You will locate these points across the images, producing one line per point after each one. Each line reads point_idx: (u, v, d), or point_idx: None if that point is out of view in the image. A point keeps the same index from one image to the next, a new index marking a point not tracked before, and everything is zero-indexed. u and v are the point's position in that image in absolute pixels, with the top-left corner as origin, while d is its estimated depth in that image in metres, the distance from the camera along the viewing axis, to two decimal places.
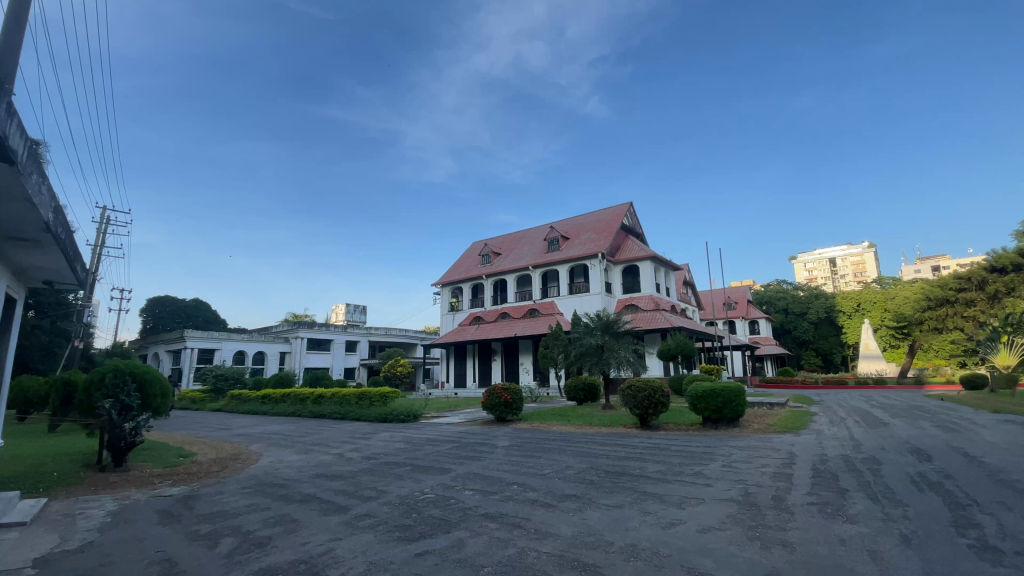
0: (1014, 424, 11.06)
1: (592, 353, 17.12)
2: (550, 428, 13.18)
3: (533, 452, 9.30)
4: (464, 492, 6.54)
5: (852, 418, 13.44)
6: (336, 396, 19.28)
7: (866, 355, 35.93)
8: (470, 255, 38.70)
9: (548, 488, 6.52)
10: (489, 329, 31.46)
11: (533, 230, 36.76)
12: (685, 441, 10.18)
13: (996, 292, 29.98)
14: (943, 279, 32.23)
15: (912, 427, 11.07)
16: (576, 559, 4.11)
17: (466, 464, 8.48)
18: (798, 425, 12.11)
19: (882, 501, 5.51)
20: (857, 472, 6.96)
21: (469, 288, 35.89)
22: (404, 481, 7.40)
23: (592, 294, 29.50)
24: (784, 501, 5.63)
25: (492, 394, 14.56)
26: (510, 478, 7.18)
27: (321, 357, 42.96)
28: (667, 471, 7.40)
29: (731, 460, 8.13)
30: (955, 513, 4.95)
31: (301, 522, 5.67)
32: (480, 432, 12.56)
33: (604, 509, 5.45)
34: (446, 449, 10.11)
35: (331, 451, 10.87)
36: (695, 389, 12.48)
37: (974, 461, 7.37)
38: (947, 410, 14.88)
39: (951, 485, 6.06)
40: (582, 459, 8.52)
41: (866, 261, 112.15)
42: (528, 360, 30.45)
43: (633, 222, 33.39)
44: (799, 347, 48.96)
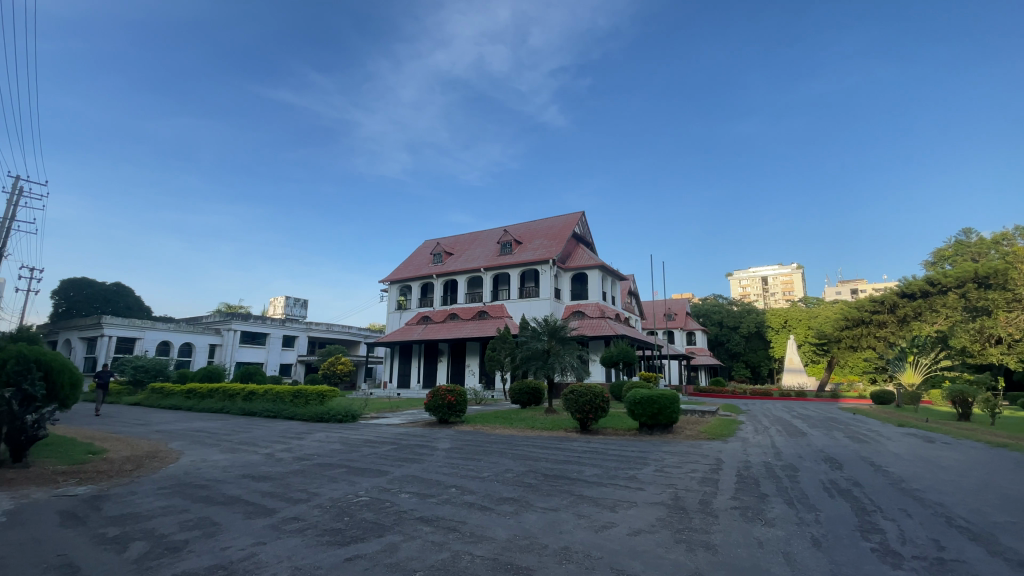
0: (915, 437, 12.17)
1: (538, 357, 17.31)
2: (492, 431, 13.15)
3: (473, 455, 9.26)
4: (399, 495, 6.39)
5: (775, 427, 14.32)
6: (270, 393, 18.35)
7: (790, 368, 38.38)
8: (421, 253, 38.08)
9: (485, 491, 6.50)
10: (437, 329, 31.12)
11: (486, 232, 36.67)
12: (621, 445, 10.47)
13: (905, 315, 33.04)
14: (861, 301, 35.18)
15: (827, 437, 11.96)
16: (510, 562, 4.12)
17: (404, 466, 8.31)
18: (727, 433, 12.81)
19: (797, 506, 5.91)
20: (777, 478, 7.43)
21: (418, 286, 35.32)
22: (338, 483, 7.15)
23: (542, 299, 29.89)
24: (710, 505, 5.91)
25: (436, 395, 14.38)
26: (447, 481, 7.12)
27: (255, 351, 40.84)
28: (603, 475, 7.58)
29: (664, 465, 8.45)
30: (861, 518, 5.38)
31: (223, 526, 5.34)
32: (421, 433, 12.39)
33: (540, 512, 5.51)
34: (384, 451, 9.85)
35: (261, 450, 10.33)
36: (633, 396, 12.89)
37: (879, 471, 8.07)
38: (858, 422, 16.19)
39: (858, 492, 6.60)
40: (522, 462, 8.57)
41: (795, 281, 119.86)
42: (475, 362, 30.39)
43: (585, 231, 34.08)
44: (731, 359, 51.71)
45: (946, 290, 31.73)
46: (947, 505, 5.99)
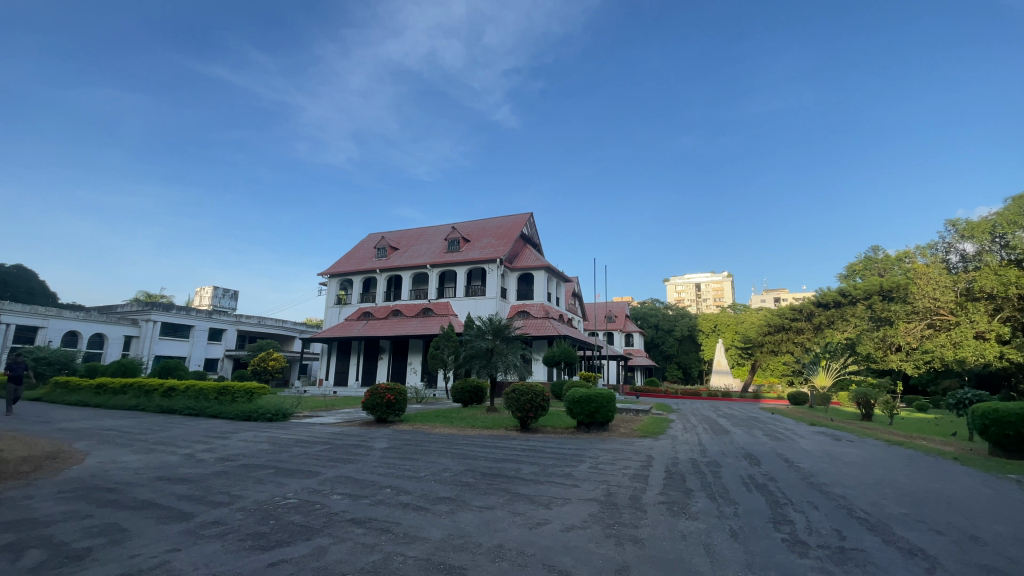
0: (824, 436, 13.24)
1: (481, 356, 17.31)
2: (431, 430, 12.98)
3: (410, 454, 9.13)
4: (331, 497, 6.18)
5: (703, 426, 15.13)
6: (191, 389, 17.16)
7: (718, 370, 40.55)
8: (364, 246, 36.95)
9: (422, 491, 6.42)
10: (378, 326, 30.36)
11: (433, 228, 36.18)
12: (559, 443, 10.67)
13: (820, 323, 36.34)
14: (782, 309, 38.18)
15: (747, 435, 12.81)
16: (443, 562, 4.09)
17: (338, 467, 8.03)
18: (658, 430, 13.42)
19: (718, 500, 6.29)
20: (701, 474, 7.88)
21: (360, 281, 34.26)
22: (264, 485, 6.81)
23: (488, 298, 29.88)
24: (639, 500, 6.16)
25: (374, 394, 14.01)
26: (383, 481, 6.97)
27: (177, 344, 38.01)
28: (540, 472, 7.70)
29: (598, 462, 8.72)
30: (774, 511, 5.81)
31: (133, 532, 4.93)
32: (357, 433, 12.04)
33: (475, 511, 5.51)
34: (317, 452, 9.48)
35: (180, 451, 9.62)
36: (572, 394, 13.19)
37: (792, 466, 8.75)
38: (776, 422, 17.41)
39: (773, 487, 7.11)
40: (460, 461, 8.54)
41: (725, 289, 127.14)
42: (417, 360, 29.90)
43: (533, 232, 34.40)
44: (665, 361, 54.02)
45: (855, 301, 35.32)
46: (850, 497, 6.59)
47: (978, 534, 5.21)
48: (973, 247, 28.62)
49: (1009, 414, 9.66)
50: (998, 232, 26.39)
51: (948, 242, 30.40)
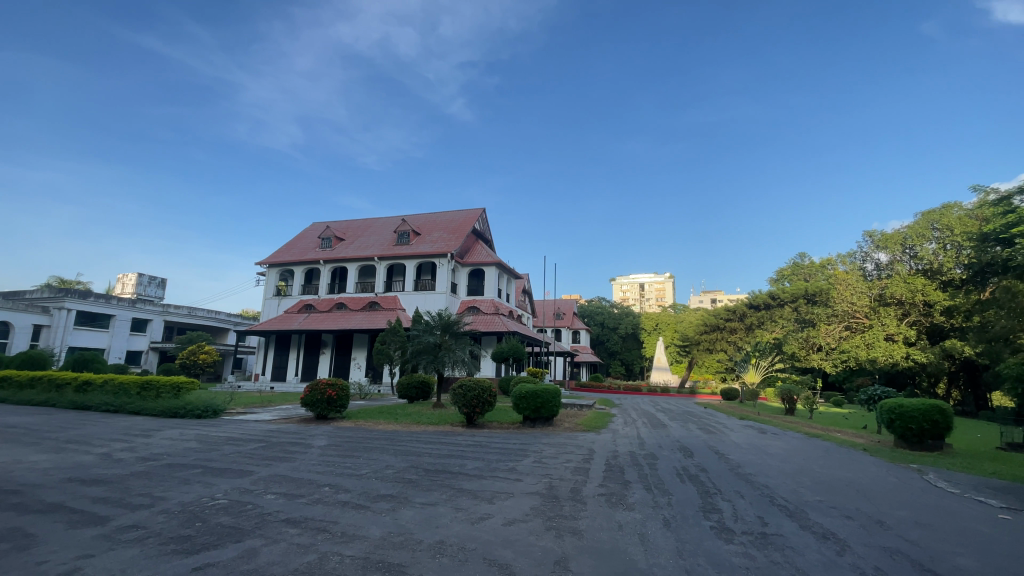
0: (752, 429, 14.12)
1: (429, 351, 17.08)
2: (375, 427, 12.70)
3: (351, 452, 8.87)
4: (264, 497, 5.91)
5: (642, 420, 15.67)
6: (110, 383, 15.85)
7: (658, 367, 42.22)
8: (307, 236, 35.47)
9: (362, 489, 6.27)
10: (320, 319, 29.31)
11: (382, 219, 35.24)
12: (505, 438, 10.73)
13: (750, 324, 39.03)
14: (718, 310, 40.63)
15: (683, 429, 13.42)
16: (382, 560, 4.02)
17: (273, 466, 7.68)
18: (600, 425, 13.80)
19: (654, 490, 6.57)
20: (639, 466, 8.20)
21: (302, 272, 32.85)
22: (190, 486, 6.40)
23: (437, 293, 29.52)
24: (579, 492, 6.32)
25: (314, 389, 13.52)
26: (321, 480, 6.75)
27: (95, 336, 34.94)
28: (484, 467, 7.72)
29: (541, 456, 8.88)
30: (705, 500, 6.15)
31: (39, 537, 4.50)
32: (295, 430, 11.58)
33: (418, 508, 5.45)
34: (250, 450, 9.00)
35: (94, 450, 8.85)
36: (519, 390, 13.30)
37: (722, 458, 9.27)
38: (709, 416, 18.37)
39: (704, 477, 7.52)
40: (402, 458, 8.39)
41: (666, 289, 132.78)
42: (362, 355, 29.09)
43: (485, 228, 34.28)
44: (609, 358, 55.63)
45: (782, 303, 37.87)
46: (771, 486, 7.09)
47: (882, 518, 5.75)
48: (886, 257, 31.32)
49: (912, 409, 10.74)
50: (908, 244, 29.09)
51: (865, 251, 33.03)
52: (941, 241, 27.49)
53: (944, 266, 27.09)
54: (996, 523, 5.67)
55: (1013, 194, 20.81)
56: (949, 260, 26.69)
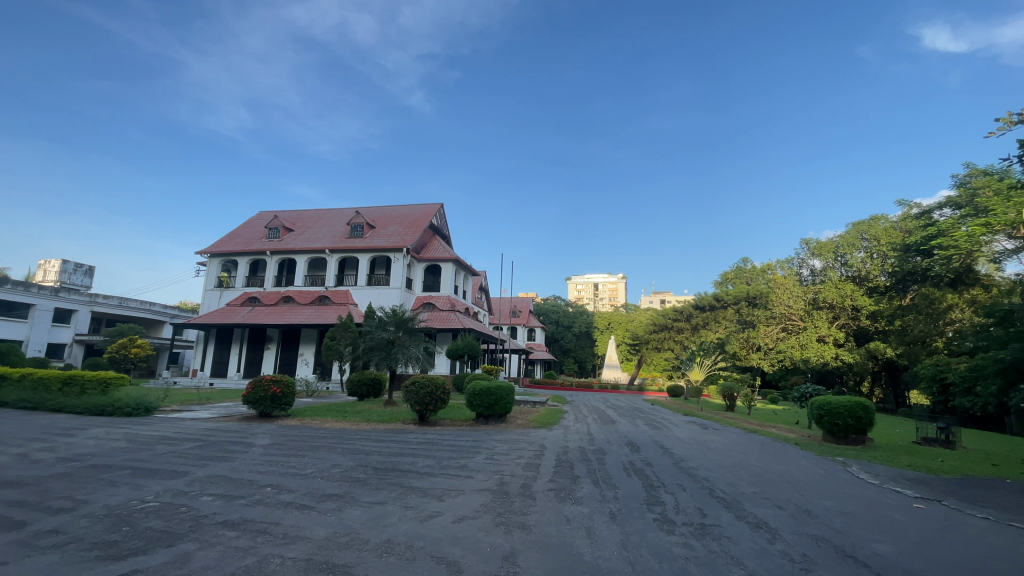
0: (695, 425, 14.75)
1: (381, 348, 16.75)
2: (322, 424, 12.32)
3: (296, 451, 8.58)
4: (200, 498, 5.61)
5: (592, 417, 16.03)
6: (27, 378, 14.55)
7: (609, 364, 43.27)
8: (253, 225, 33.85)
9: (307, 489, 6.07)
10: (266, 313, 28.10)
11: (335, 211, 34.15)
12: (456, 436, 10.68)
13: (696, 324, 40.81)
14: (667, 310, 42.19)
15: (631, 425, 13.84)
16: (326, 561, 3.92)
17: (210, 466, 7.29)
18: (552, 421, 13.99)
19: (601, 484, 6.75)
20: (587, 461, 8.39)
21: (246, 263, 31.35)
22: (118, 488, 5.98)
23: (392, 288, 28.95)
24: (529, 488, 6.39)
25: (257, 386, 12.96)
26: (262, 480, 6.48)
27: (11, 326, 31.95)
28: (435, 465, 7.66)
29: (493, 452, 8.90)
30: (649, 493, 6.37)
31: None
32: (236, 429, 11.05)
33: (365, 507, 5.34)
34: (185, 450, 8.50)
35: (6, 450, 8.10)
36: (472, 387, 13.27)
37: (666, 452, 9.63)
38: (656, 412, 19.04)
39: (649, 471, 7.79)
40: (350, 456, 8.19)
41: (619, 290, 136.38)
42: (310, 351, 28.12)
43: (442, 223, 33.92)
44: (563, 355, 56.45)
45: (726, 305, 39.73)
46: (711, 479, 7.44)
47: (809, 507, 6.17)
48: (819, 263, 33.38)
49: (839, 406, 11.56)
50: (839, 252, 31.08)
51: (802, 258, 35.03)
52: (869, 251, 29.60)
53: (870, 273, 29.38)
54: (908, 511, 6.18)
55: (932, 209, 23.27)
56: (875, 268, 28.99)
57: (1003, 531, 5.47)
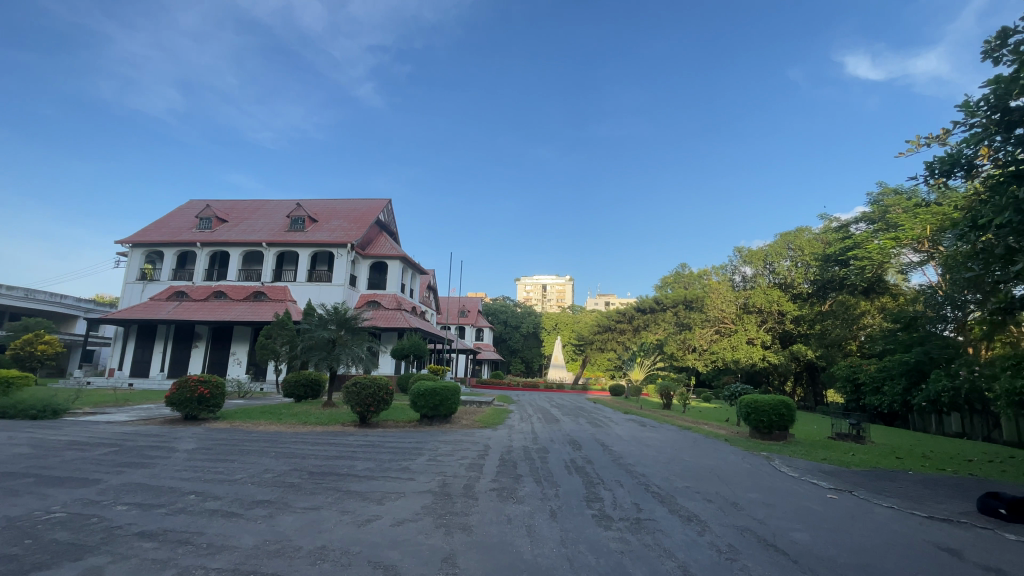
0: (635, 423, 15.27)
1: (322, 347, 16.12)
2: (255, 427, 11.70)
3: (225, 455, 8.08)
4: (113, 508, 5.17)
5: (537, 416, 16.20)
6: None
7: (555, 364, 43.91)
8: (182, 215, 31.62)
9: (235, 495, 5.74)
10: (194, 309, 26.33)
11: (274, 202, 32.54)
12: (399, 437, 10.47)
13: (638, 325, 42.27)
14: (612, 312, 43.44)
15: (573, 424, 14.13)
16: (253, 571, 3.72)
17: (126, 473, 6.74)
18: (497, 421, 14.01)
19: (543, 483, 6.84)
20: (530, 460, 8.47)
21: (174, 255, 29.24)
22: (15, 499, 5.38)
23: (334, 285, 27.92)
24: (472, 489, 6.37)
25: (182, 387, 12.11)
26: (186, 487, 6.06)
27: None
28: (375, 468, 7.47)
29: (436, 454, 8.78)
30: (589, 490, 6.52)
31: None
32: (157, 433, 10.27)
33: (299, 513, 5.13)
34: (97, 456, 7.80)
35: None
36: (417, 388, 13.06)
37: (606, 449, 9.90)
38: (598, 411, 19.51)
39: (590, 469, 7.96)
40: (285, 460, 7.82)
41: (566, 292, 139.11)
42: (243, 350, 26.66)
43: (389, 219, 33.14)
44: (510, 355, 56.66)
45: (666, 308, 41.38)
46: (648, 475, 7.71)
47: (736, 500, 6.53)
48: (750, 271, 35.45)
49: (765, 404, 12.35)
50: (768, 260, 33.13)
51: (735, 265, 36.81)
52: (794, 260, 31.78)
53: (795, 280, 31.56)
54: (823, 502, 6.70)
55: (849, 223, 25.36)
56: (799, 276, 31.18)
57: (904, 518, 6.04)
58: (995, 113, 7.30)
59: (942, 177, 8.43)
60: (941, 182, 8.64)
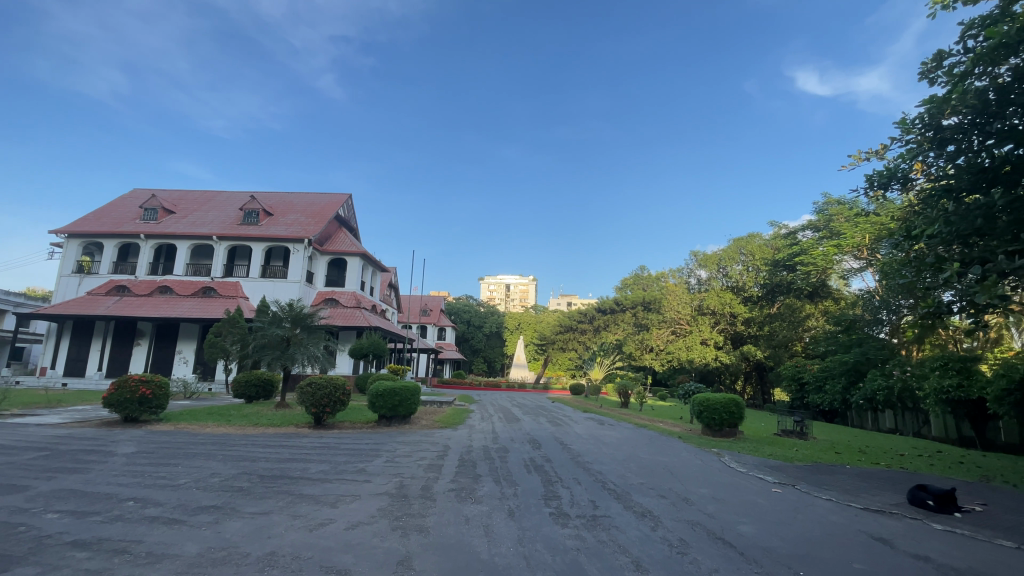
0: (592, 421, 15.55)
1: (275, 346, 15.57)
2: (201, 430, 11.17)
3: (167, 459, 7.67)
4: (41, 517, 4.81)
5: (498, 416, 16.20)
6: None
7: (517, 364, 44.12)
8: (125, 204, 29.81)
9: (179, 501, 5.47)
10: (137, 305, 24.88)
11: (226, 194, 31.17)
12: (356, 439, 10.25)
13: (599, 325, 43.11)
14: (573, 312, 44.09)
15: (534, 423, 14.20)
16: None
17: (57, 479, 6.29)
18: (457, 421, 13.90)
19: (502, 482, 6.86)
20: (490, 459, 8.46)
21: (115, 247, 27.52)
22: None
23: (290, 282, 27.01)
24: (430, 490, 6.31)
25: (122, 386, 11.40)
26: (124, 493, 5.71)
27: None
28: (330, 470, 7.29)
29: (394, 455, 8.63)
30: (547, 488, 6.58)
31: None
32: (91, 437, 9.64)
33: (246, 518, 4.94)
34: (24, 461, 7.23)
35: None
36: (376, 388, 12.81)
37: (565, 448, 10.03)
38: (558, 410, 19.71)
39: (548, 467, 8.06)
40: (233, 464, 7.50)
41: (529, 292, 140.03)
42: (190, 349, 25.42)
43: (349, 215, 32.32)
44: (472, 355, 56.46)
45: (625, 309, 42.31)
46: (605, 472, 7.86)
47: (688, 496, 6.75)
48: (705, 274, 36.72)
49: (716, 402, 12.84)
50: (722, 264, 34.44)
51: (691, 268, 37.93)
52: (745, 264, 33.19)
53: (746, 284, 33.01)
54: (768, 496, 7.02)
55: (797, 230, 26.75)
56: (750, 280, 32.61)
57: (841, 510, 6.41)
58: (929, 130, 7.83)
59: (881, 189, 8.97)
60: (880, 194, 9.20)
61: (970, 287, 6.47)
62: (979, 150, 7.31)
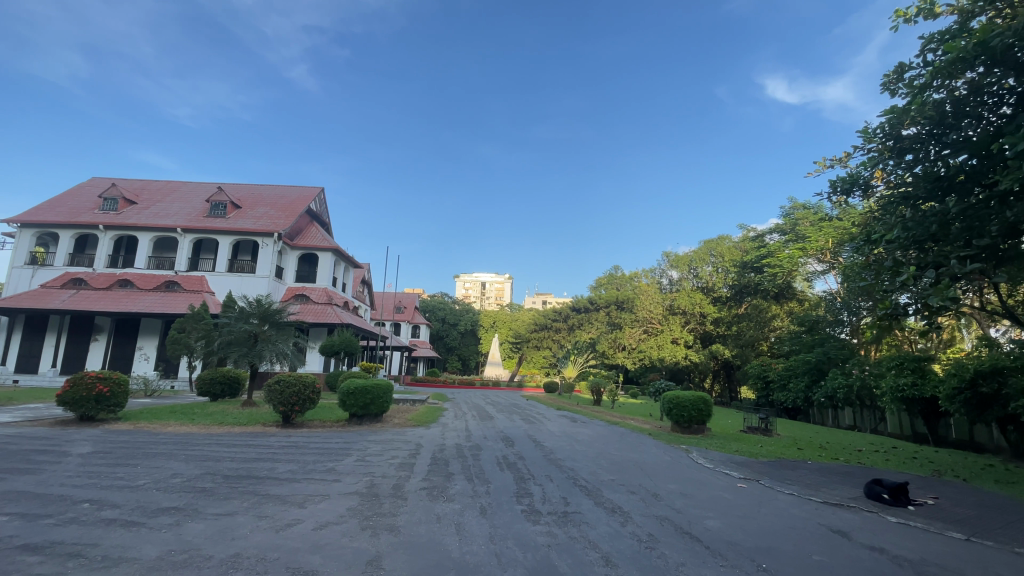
0: (565, 419, 15.66)
1: (242, 343, 15.14)
2: (163, 429, 10.78)
3: (125, 459, 7.37)
4: None
5: (471, 414, 16.14)
6: None
7: (491, 362, 44.09)
8: (82, 193, 28.45)
9: (138, 503, 5.26)
10: (94, 298, 23.81)
11: (192, 185, 30.11)
12: (326, 437, 10.06)
13: (573, 324, 43.48)
14: (548, 311, 44.32)
15: (507, 420, 14.21)
16: None
17: (4, 481, 5.95)
18: (430, 420, 13.78)
19: (474, 480, 6.84)
20: (463, 458, 8.42)
21: (71, 237, 26.25)
22: None
23: (259, 277, 26.29)
24: (401, 489, 6.25)
25: (76, 385, 10.91)
26: (79, 495, 5.46)
27: None
28: (298, 470, 7.13)
29: (365, 454, 8.50)
30: (519, 486, 6.60)
31: None
32: (43, 436, 9.20)
33: (210, 519, 4.79)
34: None
35: None
36: (347, 386, 12.61)
37: (538, 446, 10.07)
38: (532, 408, 19.77)
39: (520, 464, 8.09)
40: (197, 464, 7.26)
41: (505, 290, 140.07)
42: (152, 345, 24.48)
43: (321, 209, 31.63)
44: (446, 353, 56.12)
45: (599, 308, 42.79)
46: (577, 470, 7.92)
47: (657, 491, 6.87)
48: (676, 275, 37.42)
49: (686, 400, 13.09)
50: (693, 265, 35.16)
51: (663, 269, 38.54)
52: (715, 265, 33.99)
53: (716, 284, 33.87)
54: (734, 491, 7.21)
55: (764, 233, 27.55)
56: (719, 281, 33.45)
57: (802, 504, 6.64)
58: (890, 140, 8.17)
59: (844, 195, 9.33)
60: (843, 200, 9.54)
61: (925, 290, 6.76)
62: (934, 160, 7.66)
